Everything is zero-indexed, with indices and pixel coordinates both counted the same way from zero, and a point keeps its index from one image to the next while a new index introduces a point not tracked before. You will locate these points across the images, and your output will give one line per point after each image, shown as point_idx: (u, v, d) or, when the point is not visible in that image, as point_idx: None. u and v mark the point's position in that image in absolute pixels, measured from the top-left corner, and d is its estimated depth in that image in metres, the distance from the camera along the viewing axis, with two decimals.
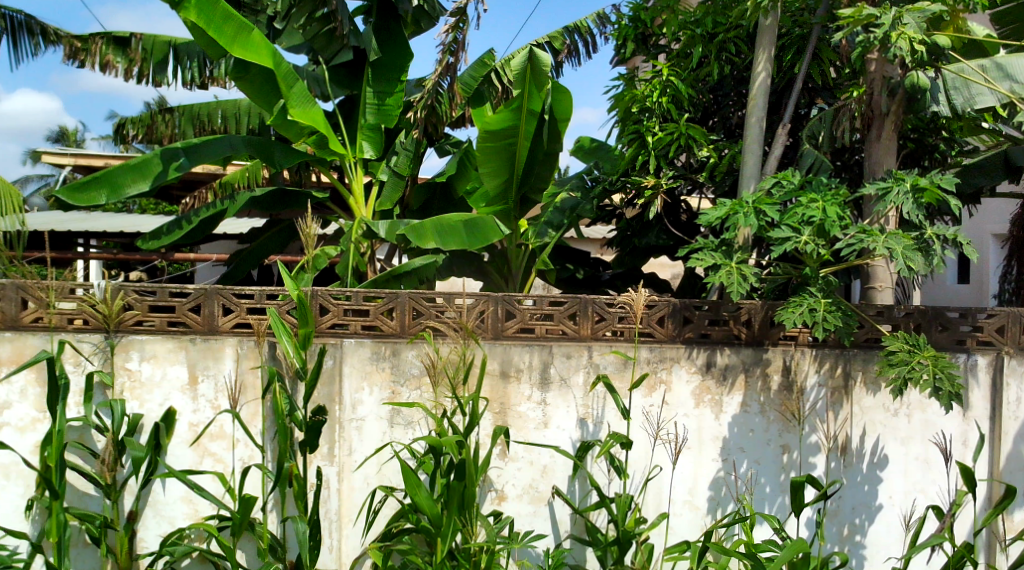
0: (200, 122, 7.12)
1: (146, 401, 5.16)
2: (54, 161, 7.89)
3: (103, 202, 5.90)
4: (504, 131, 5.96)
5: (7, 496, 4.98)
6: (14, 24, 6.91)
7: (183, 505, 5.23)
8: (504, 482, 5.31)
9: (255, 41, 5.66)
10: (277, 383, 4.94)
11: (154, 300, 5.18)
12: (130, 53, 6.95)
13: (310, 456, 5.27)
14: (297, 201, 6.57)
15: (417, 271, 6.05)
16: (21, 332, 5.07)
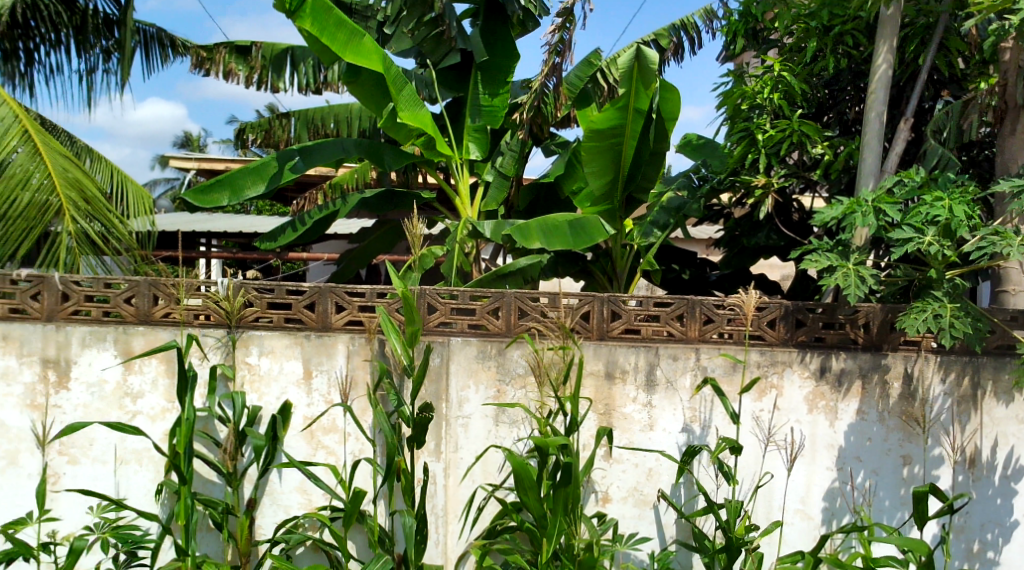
0: (314, 126, 7.35)
1: (264, 394, 5.35)
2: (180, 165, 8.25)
3: (225, 204, 6.09)
4: (610, 130, 5.96)
5: (139, 480, 5.24)
6: (146, 36, 7.27)
7: (298, 495, 5.40)
8: (608, 484, 5.29)
9: (367, 48, 5.80)
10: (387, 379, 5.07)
11: (272, 297, 5.37)
12: (251, 61, 7.21)
13: (418, 452, 5.37)
14: (404, 201, 6.58)
15: (523, 270, 6.11)
16: (153, 326, 5.25)
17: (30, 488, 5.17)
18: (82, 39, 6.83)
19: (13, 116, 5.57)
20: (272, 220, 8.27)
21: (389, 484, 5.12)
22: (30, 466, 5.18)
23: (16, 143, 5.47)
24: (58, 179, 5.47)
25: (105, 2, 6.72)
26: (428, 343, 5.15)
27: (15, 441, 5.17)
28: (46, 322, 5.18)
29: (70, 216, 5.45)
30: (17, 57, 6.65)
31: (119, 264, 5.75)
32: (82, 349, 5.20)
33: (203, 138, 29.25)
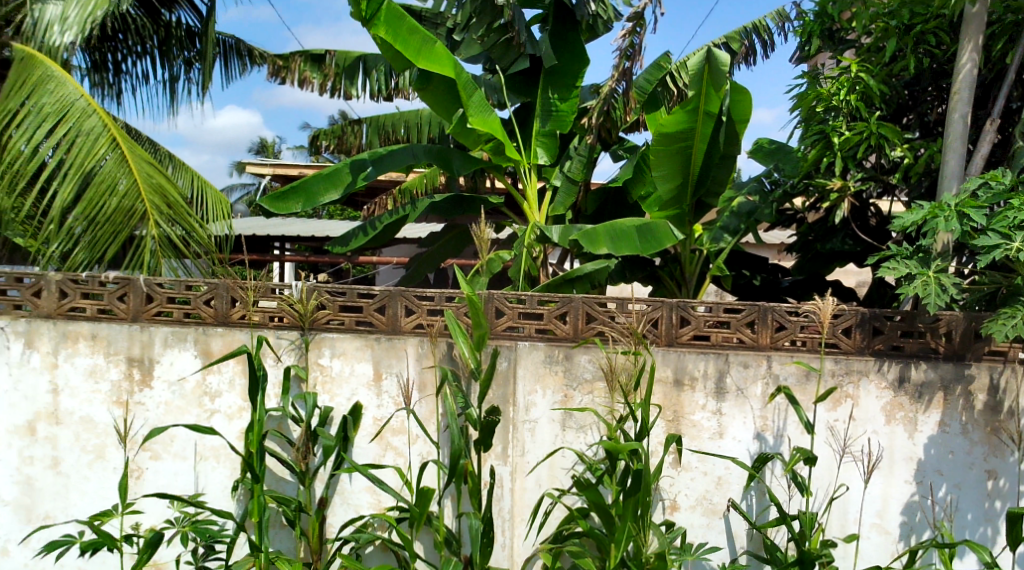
0: (386, 133, 7.48)
1: (336, 395, 5.43)
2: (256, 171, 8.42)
3: (298, 211, 6.15)
4: (679, 133, 5.91)
5: (216, 477, 5.36)
6: (225, 46, 7.45)
7: (367, 494, 5.48)
8: (676, 491, 5.23)
9: (439, 53, 5.83)
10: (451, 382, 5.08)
11: (344, 300, 5.44)
12: (325, 69, 7.33)
13: (484, 456, 5.39)
14: (473, 206, 6.59)
15: (590, 274, 6.08)
16: (230, 328, 5.37)
17: (115, 482, 5.33)
18: (166, 51, 7.03)
19: (102, 124, 5.64)
20: (343, 224, 8.37)
21: (456, 486, 5.14)
22: (115, 461, 5.34)
23: (105, 152, 5.58)
24: (144, 186, 5.61)
25: (187, 14, 6.90)
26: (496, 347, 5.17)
27: (101, 436, 5.33)
28: (131, 323, 5.34)
29: (154, 221, 5.62)
30: (106, 68, 6.86)
31: (198, 267, 5.93)
32: (164, 348, 5.34)
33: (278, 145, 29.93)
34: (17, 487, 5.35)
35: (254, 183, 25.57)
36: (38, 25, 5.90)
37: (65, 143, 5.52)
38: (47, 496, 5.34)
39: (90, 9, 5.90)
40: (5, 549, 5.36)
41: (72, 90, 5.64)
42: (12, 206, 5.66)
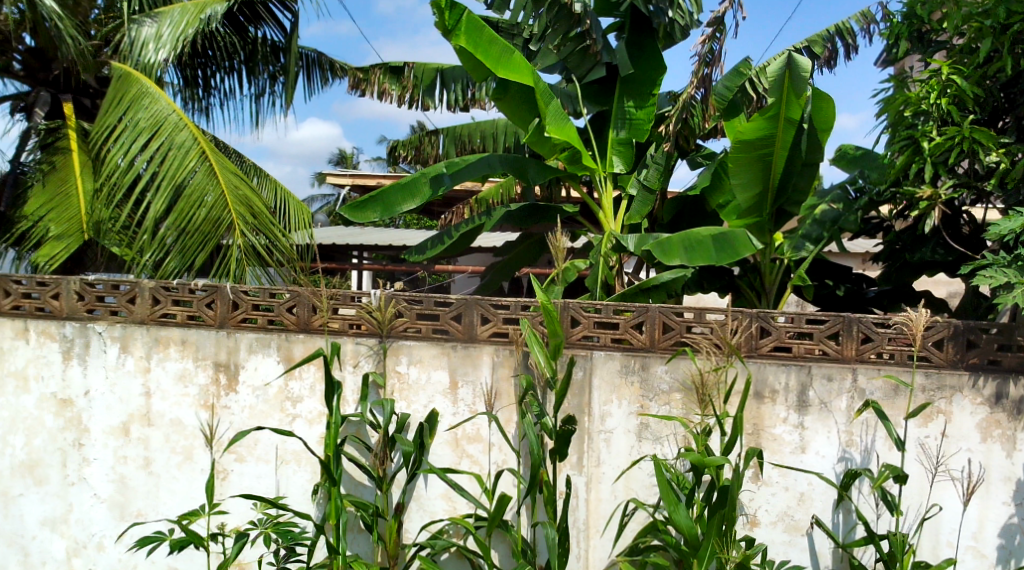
0: (461, 142, 7.51)
1: (413, 402, 5.46)
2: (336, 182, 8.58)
3: (376, 220, 6.16)
4: (758, 141, 5.81)
5: (297, 479, 5.44)
6: (308, 61, 7.59)
7: (443, 501, 5.49)
8: (756, 507, 5.12)
9: (518, 63, 5.83)
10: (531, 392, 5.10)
11: (421, 308, 5.46)
12: (403, 81, 7.42)
13: (560, 465, 5.37)
14: (548, 215, 6.54)
15: (667, 283, 6.00)
16: (311, 334, 5.45)
17: (202, 482, 5.46)
18: (251, 67, 7.18)
19: (193, 138, 5.82)
20: (420, 233, 8.42)
21: (532, 495, 5.13)
22: (202, 462, 5.47)
23: (195, 165, 5.74)
24: (230, 197, 5.73)
25: (271, 30, 7.02)
26: (571, 357, 5.15)
27: (190, 438, 5.46)
28: (218, 329, 5.45)
29: (240, 231, 5.72)
30: (196, 84, 7.08)
31: (281, 275, 5.98)
32: (249, 354, 5.44)
33: (355, 155, 30.44)
34: (112, 485, 5.51)
35: (332, 195, 26.05)
36: (135, 44, 6.16)
37: (158, 157, 5.71)
38: (139, 495, 5.49)
39: (182, 27, 6.19)
40: (99, 545, 5.52)
41: (165, 105, 5.85)
42: (109, 216, 5.86)
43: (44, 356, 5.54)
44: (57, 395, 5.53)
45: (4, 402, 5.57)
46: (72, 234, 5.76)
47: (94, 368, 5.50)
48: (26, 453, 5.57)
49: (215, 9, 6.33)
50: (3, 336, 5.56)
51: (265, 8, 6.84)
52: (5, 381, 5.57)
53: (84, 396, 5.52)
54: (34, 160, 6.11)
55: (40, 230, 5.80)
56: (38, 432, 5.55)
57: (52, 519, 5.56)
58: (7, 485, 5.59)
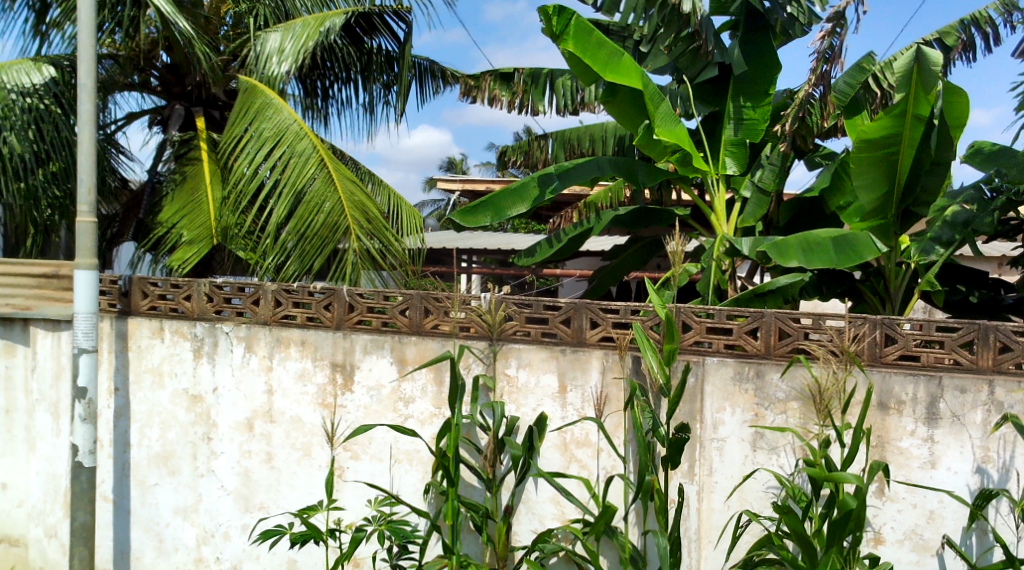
0: (571, 146, 7.44)
1: (522, 405, 5.46)
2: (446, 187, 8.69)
3: (487, 224, 6.07)
4: (884, 140, 5.59)
5: (409, 479, 5.55)
6: (421, 69, 7.66)
7: (552, 505, 5.46)
8: (881, 523, 4.92)
9: (626, 66, 5.80)
10: (639, 398, 5.00)
11: (530, 312, 5.44)
12: (513, 86, 7.37)
13: (671, 473, 5.29)
14: (659, 218, 6.35)
15: (784, 288, 5.82)
16: (423, 337, 5.50)
17: (320, 478, 5.60)
18: (367, 76, 7.29)
19: (313, 146, 5.94)
20: (528, 237, 8.41)
21: (643, 503, 5.04)
22: (320, 459, 5.61)
23: (314, 172, 5.86)
24: (346, 203, 5.83)
25: (386, 40, 7.11)
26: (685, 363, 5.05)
27: (309, 435, 5.61)
28: (335, 330, 5.57)
29: (355, 236, 5.80)
30: (316, 94, 7.30)
31: (393, 279, 6.03)
32: (364, 355, 5.54)
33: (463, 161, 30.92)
34: (237, 478, 5.73)
35: (443, 199, 26.34)
36: (260, 58, 6.37)
37: (280, 165, 5.86)
38: (262, 488, 5.69)
39: (303, 40, 6.34)
40: (226, 534, 5.76)
41: (287, 115, 6.00)
42: (236, 222, 6.02)
43: (178, 354, 5.79)
44: (188, 391, 5.79)
45: (141, 396, 5.87)
46: (202, 239, 5.92)
47: (222, 367, 5.73)
48: (160, 445, 5.85)
49: (334, 21, 6.48)
50: (141, 335, 5.85)
51: (381, 20, 6.90)
52: (143, 377, 5.86)
53: (213, 392, 5.75)
54: (169, 170, 6.41)
55: (174, 235, 6.01)
56: (171, 426, 5.83)
57: (183, 508, 5.83)
58: (144, 474, 5.89)
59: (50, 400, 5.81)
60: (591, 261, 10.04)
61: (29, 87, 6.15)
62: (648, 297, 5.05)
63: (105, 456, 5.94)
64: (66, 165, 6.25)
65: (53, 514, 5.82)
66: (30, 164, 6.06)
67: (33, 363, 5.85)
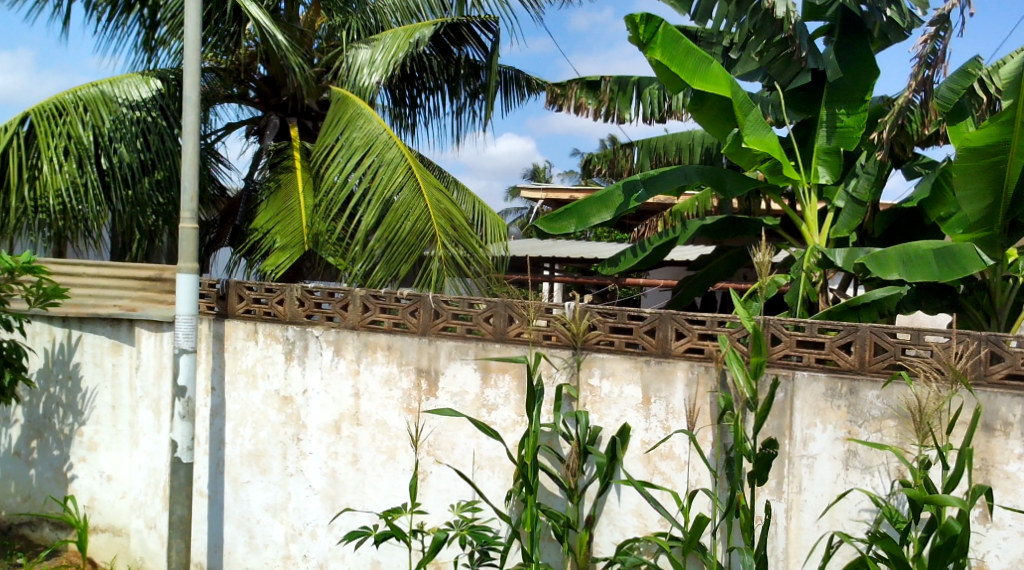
0: (656, 155, 7.42)
1: (605, 415, 5.43)
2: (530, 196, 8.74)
3: (571, 231, 6.10)
4: (990, 148, 5.34)
5: (491, 485, 5.59)
6: (506, 78, 7.76)
7: (634, 517, 5.41)
8: (984, 550, 4.71)
9: (715, 74, 5.76)
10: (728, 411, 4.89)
11: (615, 321, 5.41)
12: (600, 95, 7.37)
13: (758, 489, 5.17)
14: (747, 229, 6.23)
15: (879, 301, 5.62)
16: (507, 344, 5.53)
17: (404, 481, 5.71)
18: (455, 86, 7.40)
19: (401, 155, 6.08)
20: (612, 246, 8.37)
21: (728, 519, 4.95)
22: (405, 462, 5.71)
23: (402, 180, 6.00)
24: (433, 211, 5.94)
25: (474, 50, 7.21)
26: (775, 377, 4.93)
27: (394, 438, 5.72)
28: (421, 336, 5.67)
29: (442, 243, 5.89)
30: (403, 103, 7.46)
31: (476, 287, 6.09)
32: (449, 361, 5.62)
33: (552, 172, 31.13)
34: (324, 478, 5.89)
35: (525, 211, 26.53)
36: (352, 69, 6.62)
37: (369, 172, 6.02)
38: (348, 489, 5.83)
39: (393, 52, 6.52)
40: (313, 533, 5.92)
41: (377, 125, 6.19)
42: (327, 228, 6.19)
43: (270, 356, 5.99)
44: (280, 393, 5.98)
45: (236, 396, 6.09)
46: (294, 244, 6.07)
47: (312, 369, 5.89)
48: (253, 444, 6.06)
49: (423, 32, 6.63)
50: (237, 337, 6.07)
51: (468, 30, 6.99)
52: (237, 377, 6.08)
53: (303, 394, 5.92)
54: (264, 178, 6.65)
55: (268, 240, 6.20)
56: (263, 425, 6.02)
57: (274, 506, 6.01)
58: (237, 471, 6.11)
59: (152, 397, 6.06)
60: (674, 271, 9.97)
61: (137, 101, 6.52)
62: (736, 309, 4.95)
63: (202, 453, 6.19)
64: (171, 174, 6.60)
65: (153, 507, 6.05)
66: (137, 172, 6.42)
67: (137, 361, 6.11)
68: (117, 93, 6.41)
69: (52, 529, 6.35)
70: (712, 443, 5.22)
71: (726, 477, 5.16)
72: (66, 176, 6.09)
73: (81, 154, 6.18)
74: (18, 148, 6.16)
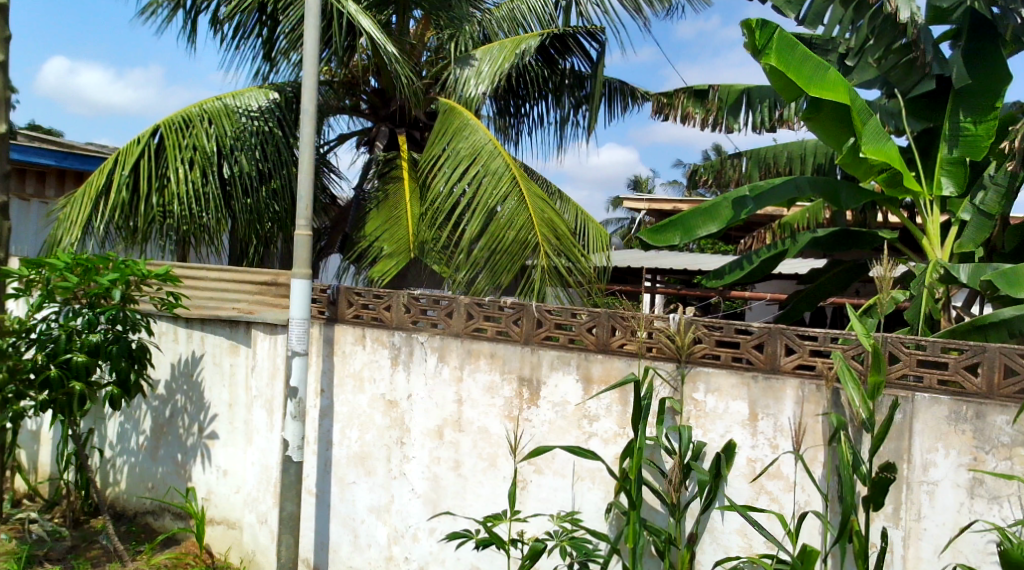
0: (766, 164, 7.19)
1: (710, 431, 5.31)
2: (632, 206, 8.76)
3: (676, 243, 5.99)
4: None
5: (591, 497, 5.54)
6: (611, 90, 7.82)
7: (738, 537, 5.27)
8: None
9: (832, 81, 5.53)
10: (842, 432, 4.68)
11: (722, 334, 5.29)
12: (708, 104, 7.23)
13: (874, 514, 4.90)
14: (862, 242, 6.01)
15: (1009, 320, 5.29)
16: (610, 355, 5.48)
17: (504, 489, 5.73)
18: (558, 96, 7.50)
19: (506, 165, 6.17)
20: (715, 258, 8.29)
21: (841, 545, 4.74)
22: (505, 470, 5.74)
23: (507, 190, 6.07)
24: (536, 220, 5.98)
25: (578, 61, 7.26)
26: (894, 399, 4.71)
27: (495, 446, 5.76)
28: (523, 345, 5.70)
29: (544, 253, 5.91)
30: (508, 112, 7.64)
31: (578, 296, 6.08)
32: (551, 370, 5.62)
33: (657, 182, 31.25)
34: (426, 482, 5.99)
35: (625, 221, 26.66)
36: (459, 81, 6.81)
37: (474, 182, 6.14)
38: (449, 494, 5.91)
39: (499, 63, 6.70)
40: (415, 536, 6.02)
41: (482, 136, 6.33)
42: (432, 237, 6.33)
43: (377, 360, 6.15)
44: (385, 396, 6.12)
45: (344, 398, 6.27)
46: (400, 252, 6.31)
47: (416, 374, 6.01)
48: (359, 446, 6.22)
49: (529, 44, 6.80)
50: (345, 341, 6.26)
51: (574, 41, 7.09)
52: (345, 380, 6.26)
53: (407, 399, 6.05)
54: (373, 187, 6.92)
55: (375, 249, 6.45)
56: (369, 428, 6.18)
57: (377, 507, 6.15)
58: (343, 472, 6.28)
59: (266, 397, 6.29)
60: (781, 285, 9.76)
61: (256, 110, 6.82)
62: (853, 324, 4.76)
63: (311, 452, 6.38)
64: (286, 183, 6.97)
65: (264, 502, 6.27)
66: (255, 182, 6.81)
67: (253, 362, 6.36)
68: (239, 105, 6.72)
69: (173, 518, 6.70)
70: (823, 464, 5.02)
71: (839, 501, 4.93)
72: (190, 184, 6.46)
73: (204, 164, 6.57)
74: (149, 158, 6.56)
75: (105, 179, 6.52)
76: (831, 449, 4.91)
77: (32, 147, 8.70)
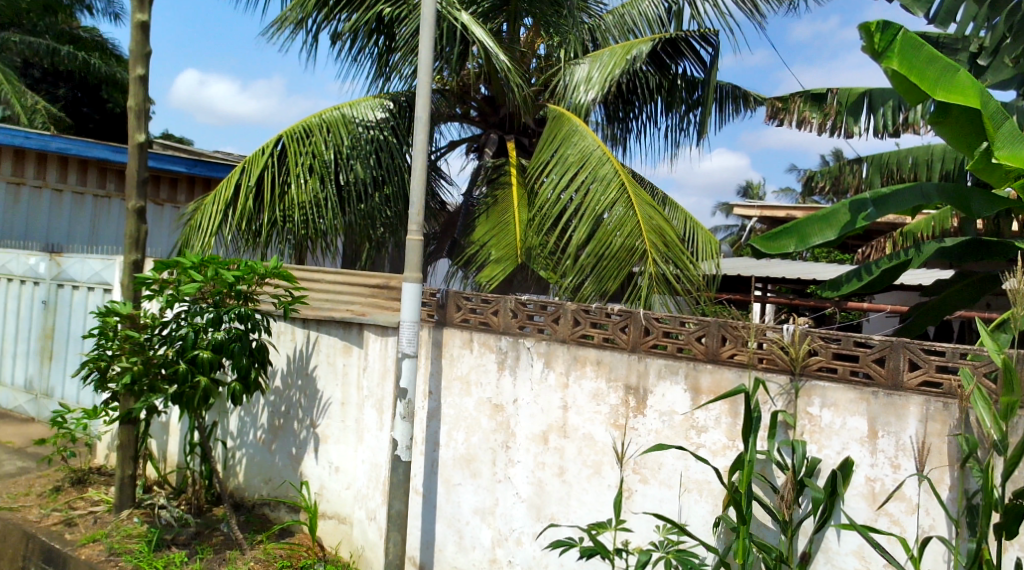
0: (888, 170, 6.96)
1: (825, 447, 5.08)
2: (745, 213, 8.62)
3: (790, 251, 5.76)
4: None
5: (698, 510, 5.41)
6: (722, 93, 7.82)
7: (855, 559, 5.01)
8: None
9: (961, 82, 5.26)
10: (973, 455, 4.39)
11: (839, 347, 5.06)
12: (826, 108, 7.03)
13: (1007, 543, 4.59)
14: (995, 253, 5.64)
15: None
16: (719, 366, 5.35)
17: (609, 497, 5.68)
18: (670, 101, 7.43)
19: (615, 171, 6.17)
20: (832, 268, 8.04)
21: None
22: (610, 479, 5.69)
23: (615, 196, 6.05)
24: (645, 226, 5.92)
25: (691, 65, 7.20)
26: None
27: (600, 453, 5.72)
28: (630, 352, 5.63)
29: (652, 259, 5.86)
30: (617, 119, 7.63)
31: (686, 305, 5.96)
32: (658, 379, 5.53)
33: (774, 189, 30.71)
34: (531, 487, 6.00)
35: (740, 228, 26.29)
36: (569, 86, 6.90)
37: (581, 189, 6.16)
38: (554, 500, 5.88)
39: (610, 68, 6.77)
40: (518, 540, 6.03)
41: (591, 142, 6.35)
42: (539, 243, 6.38)
43: (484, 364, 6.20)
44: (491, 400, 6.17)
45: (451, 401, 6.36)
46: (508, 257, 6.33)
47: (523, 380, 6.04)
48: (465, 447, 6.29)
49: (639, 49, 6.84)
50: (453, 345, 6.35)
51: (687, 45, 7.05)
52: (453, 383, 6.35)
53: (513, 403, 6.08)
54: (483, 193, 7.05)
55: (483, 254, 6.51)
56: (475, 431, 6.24)
57: (482, 509, 6.19)
58: (449, 473, 6.36)
59: (376, 397, 6.44)
60: (904, 297, 9.38)
61: (372, 121, 7.12)
62: (983, 338, 4.51)
63: (419, 453, 6.49)
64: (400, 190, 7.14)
65: (374, 499, 6.41)
66: (369, 188, 7.02)
67: (365, 363, 6.53)
68: (355, 115, 7.02)
69: (288, 511, 6.93)
70: (950, 486, 4.73)
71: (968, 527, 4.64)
72: (310, 190, 6.76)
73: (322, 173, 6.84)
74: (271, 166, 6.90)
75: (232, 185, 6.87)
76: (961, 471, 4.62)
77: (167, 155, 9.28)
